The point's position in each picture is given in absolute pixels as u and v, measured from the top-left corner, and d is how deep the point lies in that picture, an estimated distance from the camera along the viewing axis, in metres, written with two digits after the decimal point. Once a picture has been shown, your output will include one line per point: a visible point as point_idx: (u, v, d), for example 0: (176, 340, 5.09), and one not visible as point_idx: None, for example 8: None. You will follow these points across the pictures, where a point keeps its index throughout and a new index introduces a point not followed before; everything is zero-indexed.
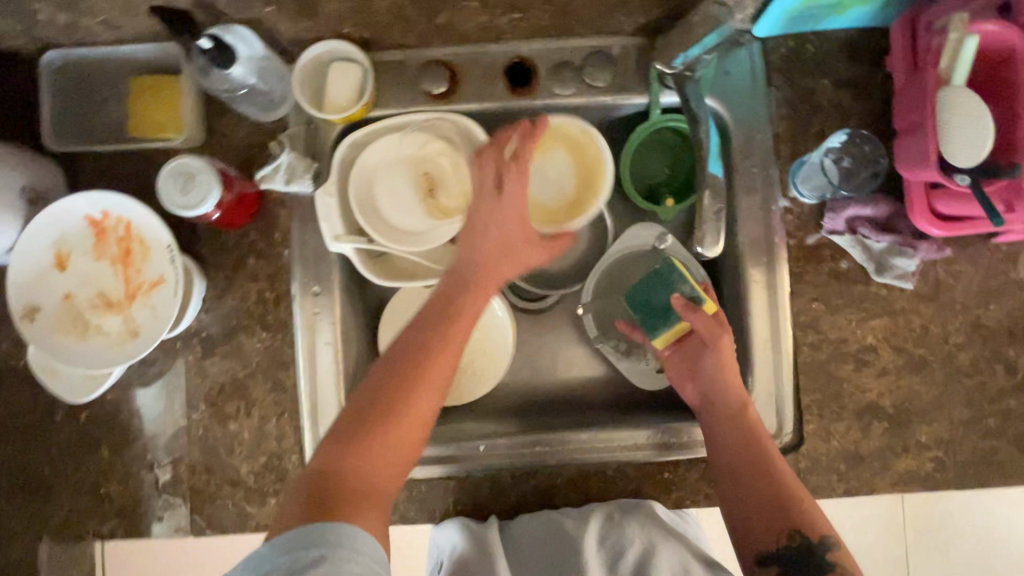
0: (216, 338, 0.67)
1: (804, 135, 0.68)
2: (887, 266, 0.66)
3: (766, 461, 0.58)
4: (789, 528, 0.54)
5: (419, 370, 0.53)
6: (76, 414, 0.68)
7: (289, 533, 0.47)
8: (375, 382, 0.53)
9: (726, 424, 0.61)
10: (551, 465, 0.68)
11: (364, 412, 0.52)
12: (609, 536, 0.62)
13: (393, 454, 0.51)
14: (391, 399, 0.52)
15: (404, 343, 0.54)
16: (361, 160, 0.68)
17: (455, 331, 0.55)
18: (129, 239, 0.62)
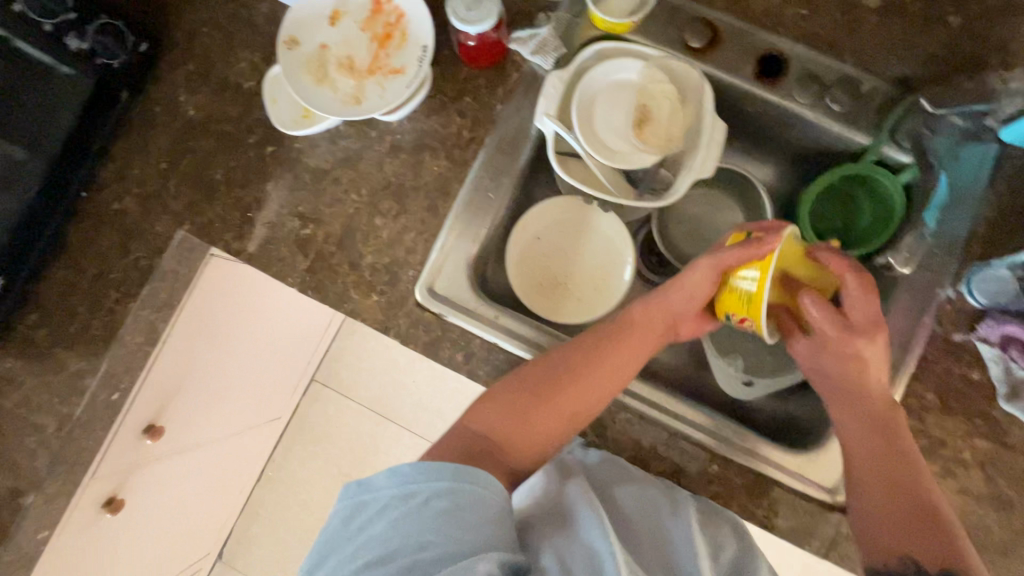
0: (406, 145, 0.74)
1: (999, 244, 0.69)
2: (1020, 397, 0.65)
3: (903, 478, 0.57)
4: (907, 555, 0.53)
5: (593, 352, 0.64)
6: (265, 145, 0.76)
7: (435, 462, 0.53)
8: (550, 364, 0.64)
9: (860, 412, 0.61)
10: (617, 402, 0.70)
11: (542, 377, 0.63)
12: (707, 527, 0.56)
13: (546, 381, 0.62)
14: (568, 374, 0.63)
15: (590, 338, 0.66)
16: (598, 68, 0.73)
17: (631, 342, 0.66)
18: (395, 27, 0.70)
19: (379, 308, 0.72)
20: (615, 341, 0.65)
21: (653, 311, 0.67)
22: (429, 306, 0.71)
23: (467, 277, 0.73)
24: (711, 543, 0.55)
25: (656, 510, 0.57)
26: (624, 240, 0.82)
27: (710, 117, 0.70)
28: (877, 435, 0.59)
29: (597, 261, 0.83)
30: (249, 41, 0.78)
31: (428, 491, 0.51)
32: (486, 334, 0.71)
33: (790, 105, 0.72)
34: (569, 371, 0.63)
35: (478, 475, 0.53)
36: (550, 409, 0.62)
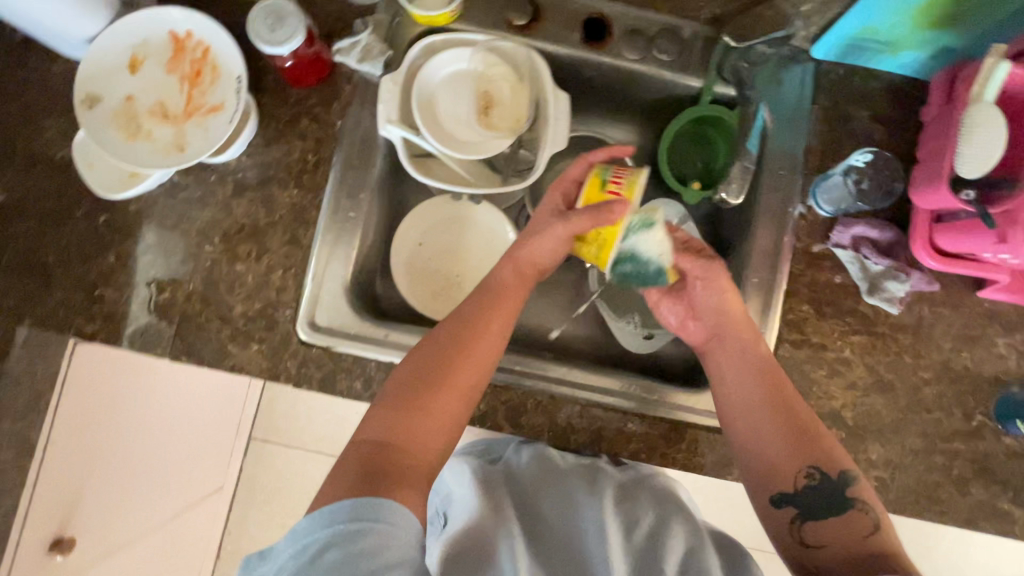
0: (250, 181, 0.70)
1: (833, 154, 0.73)
2: (878, 289, 0.70)
3: (777, 396, 0.60)
4: (808, 466, 0.56)
5: (471, 327, 0.61)
6: (95, 214, 0.70)
7: (338, 504, 0.47)
8: (430, 352, 0.60)
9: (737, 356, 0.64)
10: (526, 389, 0.70)
11: (423, 369, 0.58)
12: (624, 508, 0.61)
13: (430, 372, 0.58)
14: (449, 355, 0.59)
15: (459, 317, 0.63)
16: (431, 63, 0.73)
17: (504, 307, 0.64)
18: (203, 62, 0.65)
19: (262, 356, 0.68)
20: (485, 311, 0.63)
21: (523, 271, 0.67)
22: (316, 341, 0.69)
23: (349, 302, 0.71)
24: (625, 524, 0.60)
25: (574, 510, 0.62)
26: (504, 224, 0.81)
27: (550, 88, 0.71)
28: (750, 372, 0.62)
29: (483, 252, 0.82)
30: (50, 106, 0.71)
31: (326, 539, 0.45)
32: (381, 355, 0.69)
33: (623, 64, 0.74)
34: (449, 351, 0.60)
35: (383, 504, 0.47)
36: (442, 397, 0.57)
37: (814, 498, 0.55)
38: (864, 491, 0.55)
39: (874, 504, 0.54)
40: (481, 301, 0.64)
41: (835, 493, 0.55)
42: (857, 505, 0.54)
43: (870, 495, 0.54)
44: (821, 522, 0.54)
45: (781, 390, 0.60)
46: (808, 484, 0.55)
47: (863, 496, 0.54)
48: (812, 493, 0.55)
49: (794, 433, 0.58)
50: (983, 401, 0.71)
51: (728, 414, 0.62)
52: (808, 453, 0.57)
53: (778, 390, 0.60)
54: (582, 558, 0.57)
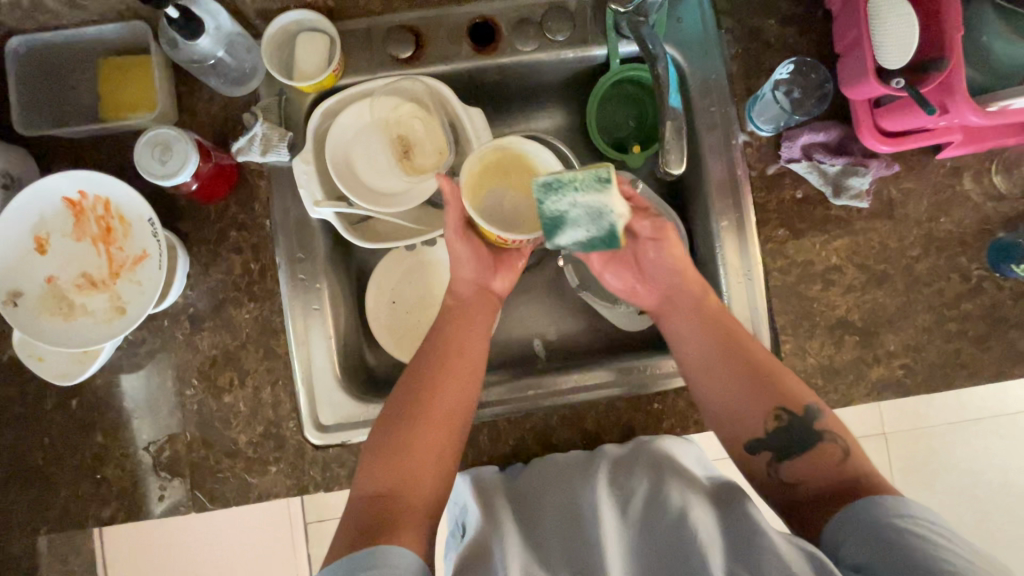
0: (204, 312, 0.68)
1: (756, 72, 0.72)
2: (843, 188, 0.69)
3: (732, 342, 0.61)
4: (776, 408, 0.57)
5: (439, 360, 0.63)
6: (66, 401, 0.67)
7: (344, 561, 0.48)
8: (403, 391, 0.62)
9: (687, 313, 0.64)
10: (547, 407, 0.70)
11: (411, 403, 0.61)
12: (619, 482, 0.60)
13: (410, 408, 0.60)
14: (420, 394, 0.61)
15: (423, 353, 0.65)
16: (335, 126, 0.69)
17: (466, 330, 0.66)
18: (110, 216, 0.62)
19: (284, 475, 0.67)
20: (451, 342, 0.65)
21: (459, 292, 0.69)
22: (330, 441, 0.67)
23: (346, 392, 0.69)
24: (620, 499, 0.58)
25: (570, 489, 0.61)
26: None
27: (462, 108, 0.68)
28: (702, 328, 0.63)
29: None
30: None
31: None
32: None
33: (522, 57, 0.72)
34: (420, 389, 0.62)
35: (384, 555, 0.48)
36: (425, 432, 0.59)
37: (786, 440, 0.57)
38: (833, 425, 0.56)
39: (842, 435, 0.56)
40: (447, 330, 0.66)
41: (806, 430, 0.56)
42: (828, 438, 0.56)
43: (841, 427, 0.56)
44: (794, 462, 0.56)
45: (738, 342, 0.61)
46: (775, 426, 0.57)
47: (832, 429, 0.56)
48: (778, 433, 0.57)
49: (764, 377, 0.59)
50: (976, 257, 0.71)
51: (691, 375, 0.62)
52: (779, 392, 0.58)
53: (740, 348, 0.61)
54: (578, 535, 0.56)
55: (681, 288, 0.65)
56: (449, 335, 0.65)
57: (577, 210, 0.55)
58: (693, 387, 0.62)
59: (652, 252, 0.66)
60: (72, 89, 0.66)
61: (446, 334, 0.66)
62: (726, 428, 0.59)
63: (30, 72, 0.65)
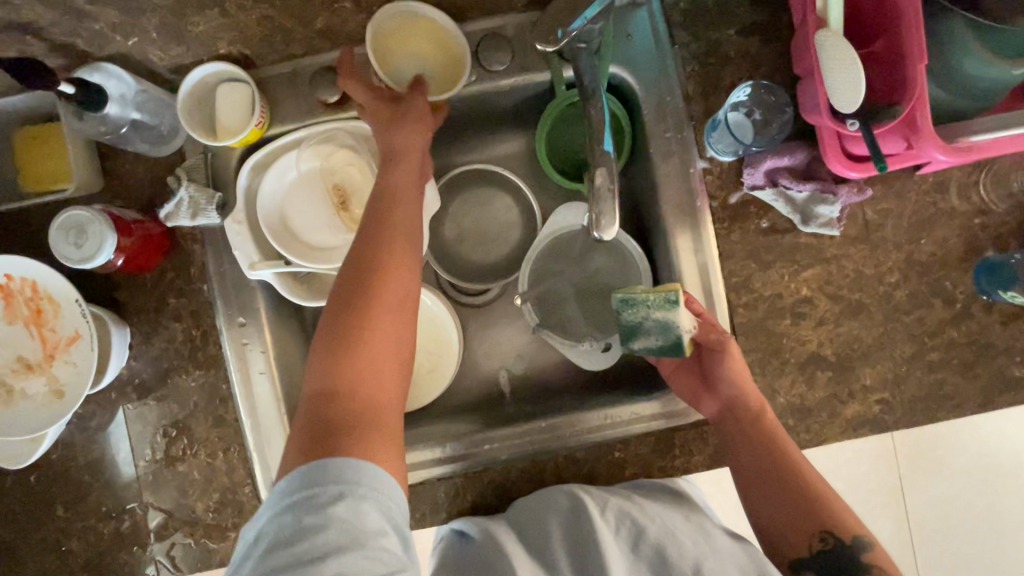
0: (151, 382, 0.67)
1: (714, 90, 0.66)
2: (812, 216, 0.64)
3: (787, 461, 0.58)
4: (822, 530, 0.56)
5: (361, 312, 0.54)
6: (25, 476, 0.67)
7: (293, 475, 0.47)
8: (321, 369, 0.52)
9: (745, 425, 0.61)
10: (564, 442, 0.68)
11: (319, 428, 0.49)
12: (629, 520, 0.56)
13: (333, 378, 0.51)
14: (341, 408, 0.50)
15: (339, 298, 0.55)
16: (265, 182, 0.65)
17: (379, 314, 0.54)
18: (38, 298, 0.60)
19: None
20: (358, 330, 0.53)
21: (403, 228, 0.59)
22: None
23: None
24: (630, 536, 0.55)
25: (576, 526, 0.57)
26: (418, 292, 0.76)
27: None
28: (757, 437, 0.60)
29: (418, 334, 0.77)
30: None
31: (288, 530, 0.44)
32: None
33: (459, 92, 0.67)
34: (331, 398, 0.51)
35: (337, 466, 0.46)
36: (353, 406, 0.50)
37: (831, 565, 0.55)
38: (879, 557, 0.55)
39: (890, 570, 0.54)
40: (348, 317, 0.54)
41: (851, 558, 0.55)
42: (875, 570, 0.54)
43: (889, 561, 0.55)
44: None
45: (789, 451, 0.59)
46: (822, 550, 0.55)
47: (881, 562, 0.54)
48: (824, 557, 0.55)
49: (820, 498, 0.57)
50: (961, 280, 0.66)
51: (740, 477, 0.60)
52: (830, 515, 0.56)
53: (798, 472, 0.58)
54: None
55: (743, 400, 0.62)
56: (378, 275, 0.56)
57: (648, 322, 0.62)
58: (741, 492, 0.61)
59: (711, 363, 0.64)
60: None
61: (371, 275, 0.55)
62: (771, 540, 0.58)
63: None
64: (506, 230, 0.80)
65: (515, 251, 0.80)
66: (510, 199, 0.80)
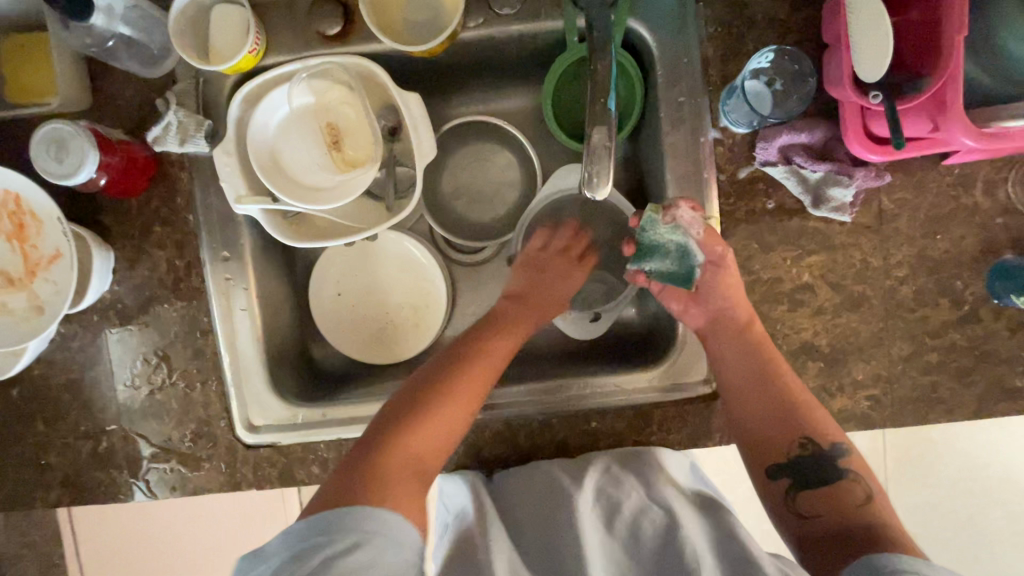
0: (132, 309, 0.66)
1: (735, 55, 0.61)
2: (824, 198, 0.61)
3: (770, 378, 0.62)
4: (800, 436, 0.61)
5: (423, 406, 0.62)
6: (8, 389, 0.68)
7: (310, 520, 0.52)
8: (371, 445, 0.60)
9: (733, 344, 0.64)
10: (555, 407, 0.66)
11: (357, 484, 0.56)
12: (605, 495, 0.63)
13: (391, 441, 0.60)
14: (396, 456, 0.59)
15: (403, 398, 0.64)
16: (257, 114, 0.63)
17: (446, 412, 0.62)
18: (20, 212, 0.60)
19: (216, 472, 0.67)
20: (433, 397, 0.62)
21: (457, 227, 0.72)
22: (261, 441, 0.67)
23: (276, 393, 0.68)
24: (605, 511, 0.63)
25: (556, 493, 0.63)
26: (403, 239, 0.76)
27: (395, 92, 0.62)
28: (746, 353, 0.64)
29: (408, 287, 0.77)
30: None
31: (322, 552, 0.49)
32: (326, 435, 0.67)
33: (467, 35, 0.64)
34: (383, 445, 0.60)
35: (379, 518, 0.52)
36: (402, 453, 0.59)
37: (803, 466, 0.61)
38: (854, 461, 0.60)
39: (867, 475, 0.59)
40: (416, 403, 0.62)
41: (824, 466, 0.60)
42: (851, 476, 0.59)
43: (862, 463, 0.60)
44: (813, 495, 0.59)
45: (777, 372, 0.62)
46: (800, 454, 0.61)
47: (853, 467, 0.60)
48: (800, 459, 0.61)
49: (799, 407, 0.61)
50: (973, 281, 0.62)
51: (729, 396, 0.63)
52: (811, 425, 0.61)
53: (782, 390, 0.62)
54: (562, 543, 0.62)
55: (729, 313, 0.65)
56: (438, 391, 0.63)
57: (668, 244, 0.68)
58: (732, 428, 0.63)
59: (707, 279, 0.66)
60: None
61: (433, 396, 0.63)
62: (754, 449, 0.62)
63: None
64: (506, 188, 0.78)
65: (512, 210, 0.78)
66: (512, 156, 0.76)
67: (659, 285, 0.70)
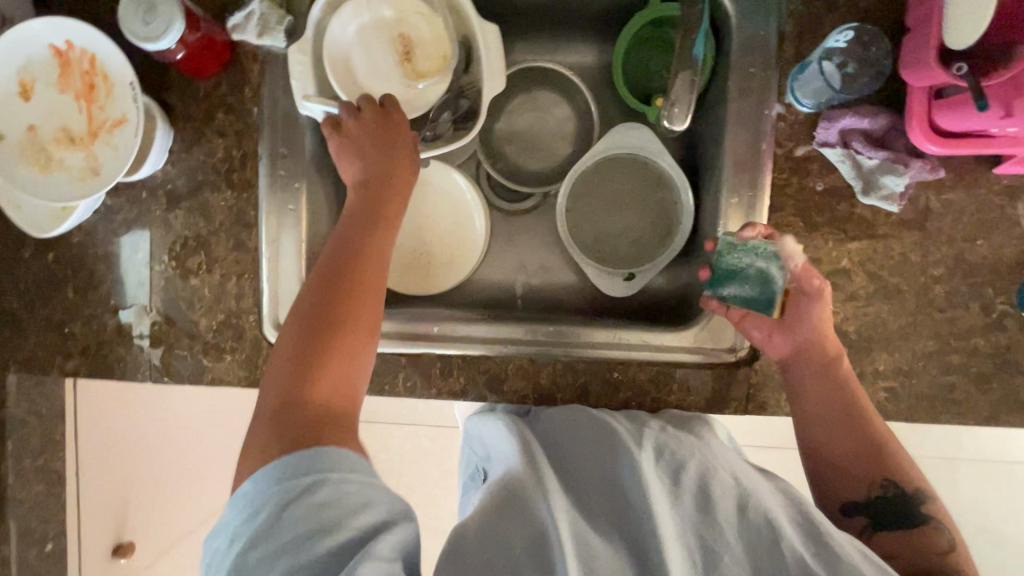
0: (182, 192, 0.67)
1: (810, 35, 0.63)
2: (874, 186, 0.62)
3: (851, 405, 0.60)
4: (882, 478, 0.57)
5: (344, 293, 0.54)
6: (43, 253, 0.68)
7: (277, 462, 0.44)
8: (295, 337, 0.52)
9: (813, 367, 0.61)
10: (592, 354, 0.68)
11: (291, 398, 0.49)
12: (667, 452, 0.53)
13: (325, 334, 0.52)
14: (317, 348, 0.51)
15: (316, 292, 0.54)
16: (338, 18, 0.64)
17: (346, 341, 0.52)
18: (93, 73, 0.60)
19: (237, 366, 0.68)
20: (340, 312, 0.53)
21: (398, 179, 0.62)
22: None
23: None
24: (669, 468, 0.52)
25: (610, 452, 0.55)
26: (450, 172, 0.76)
27: (477, 23, 0.64)
28: (827, 375, 0.61)
29: (449, 221, 0.78)
30: None
31: (300, 486, 0.42)
32: None
33: None
34: (301, 382, 0.50)
35: (340, 455, 0.45)
36: (345, 339, 0.52)
37: (887, 510, 0.56)
38: (941, 512, 0.55)
39: (950, 525, 0.54)
40: (304, 334, 0.52)
41: (905, 506, 0.55)
42: (932, 524, 0.54)
43: (947, 517, 0.55)
44: (890, 531, 0.55)
45: (855, 397, 0.60)
46: (880, 496, 0.56)
47: (940, 519, 0.54)
48: (879, 503, 0.56)
49: (881, 439, 0.58)
50: (1004, 291, 0.64)
51: (806, 413, 0.61)
52: (890, 464, 0.57)
53: (864, 422, 0.59)
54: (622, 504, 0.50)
55: (817, 344, 0.61)
56: (354, 271, 0.55)
57: (751, 268, 0.63)
58: (804, 444, 0.61)
59: (799, 304, 0.62)
60: None
61: (349, 281, 0.55)
62: (825, 482, 0.59)
63: None
64: (559, 141, 0.79)
65: (562, 164, 0.79)
66: (570, 111, 0.78)
67: (741, 311, 0.64)
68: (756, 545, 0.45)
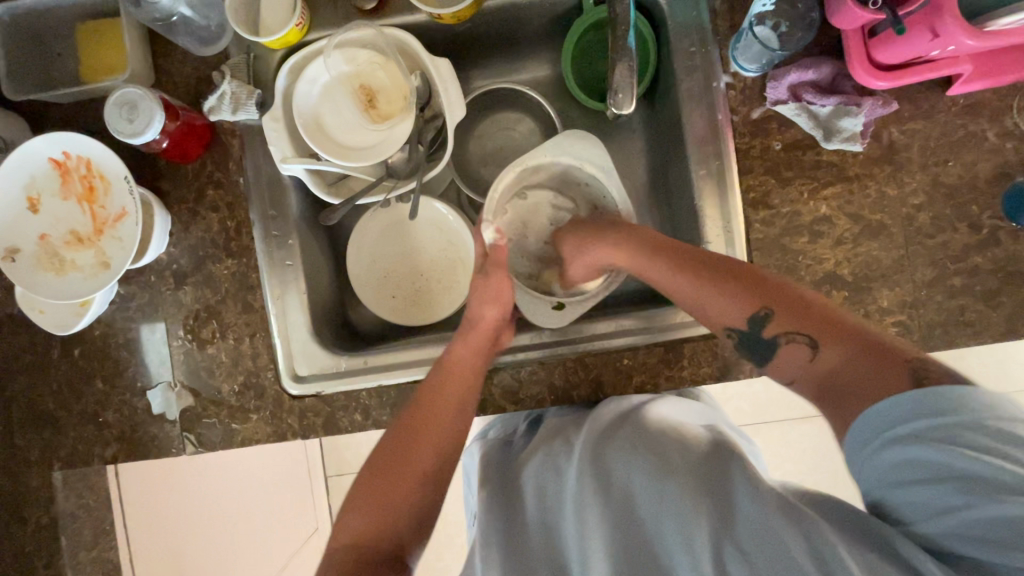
0: (187, 269, 0.71)
1: (738, 7, 0.67)
2: (835, 131, 0.64)
3: (688, 259, 0.61)
4: (725, 327, 0.58)
5: (402, 448, 0.60)
6: (70, 351, 0.73)
7: None
8: (364, 482, 0.60)
9: (654, 253, 0.64)
10: (596, 351, 0.69)
11: (355, 539, 0.55)
12: (600, 460, 0.57)
13: (377, 479, 0.59)
14: (372, 492, 0.58)
15: (394, 438, 0.62)
16: (300, 84, 0.69)
17: (392, 487, 0.58)
18: (91, 176, 0.65)
19: (263, 423, 0.70)
20: (393, 460, 0.60)
21: (476, 336, 0.67)
22: (305, 392, 0.70)
23: (321, 344, 0.71)
24: (599, 480, 0.55)
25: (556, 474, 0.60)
26: (431, 202, 0.79)
27: (427, 58, 0.67)
28: (660, 254, 0.63)
29: (438, 248, 0.81)
30: None
31: None
32: (369, 382, 0.70)
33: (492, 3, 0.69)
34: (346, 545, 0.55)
35: None
36: (388, 483, 0.59)
37: (753, 338, 0.56)
38: (786, 321, 0.54)
39: (794, 322, 0.53)
40: (380, 475, 0.59)
41: (760, 336, 0.56)
42: (784, 339, 0.54)
43: (796, 316, 0.53)
44: (776, 361, 0.55)
45: (693, 254, 0.62)
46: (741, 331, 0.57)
47: (784, 323, 0.54)
48: (747, 340, 0.57)
49: (725, 280, 0.58)
50: (988, 205, 0.64)
51: (666, 286, 0.63)
52: (733, 305, 0.57)
53: (697, 271, 0.60)
54: (556, 525, 0.55)
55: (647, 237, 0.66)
56: (421, 417, 0.62)
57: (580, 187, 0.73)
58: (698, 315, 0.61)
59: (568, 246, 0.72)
60: (57, 57, 0.69)
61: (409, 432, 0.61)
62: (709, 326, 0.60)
63: (18, 42, 0.69)
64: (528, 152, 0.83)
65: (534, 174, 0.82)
66: (532, 123, 0.82)
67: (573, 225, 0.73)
68: (669, 541, 0.47)
